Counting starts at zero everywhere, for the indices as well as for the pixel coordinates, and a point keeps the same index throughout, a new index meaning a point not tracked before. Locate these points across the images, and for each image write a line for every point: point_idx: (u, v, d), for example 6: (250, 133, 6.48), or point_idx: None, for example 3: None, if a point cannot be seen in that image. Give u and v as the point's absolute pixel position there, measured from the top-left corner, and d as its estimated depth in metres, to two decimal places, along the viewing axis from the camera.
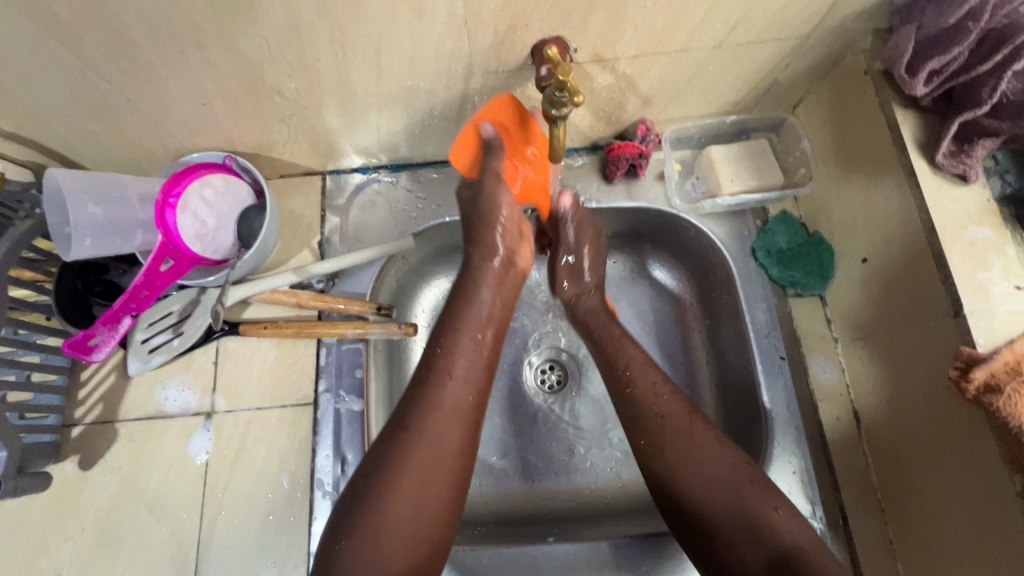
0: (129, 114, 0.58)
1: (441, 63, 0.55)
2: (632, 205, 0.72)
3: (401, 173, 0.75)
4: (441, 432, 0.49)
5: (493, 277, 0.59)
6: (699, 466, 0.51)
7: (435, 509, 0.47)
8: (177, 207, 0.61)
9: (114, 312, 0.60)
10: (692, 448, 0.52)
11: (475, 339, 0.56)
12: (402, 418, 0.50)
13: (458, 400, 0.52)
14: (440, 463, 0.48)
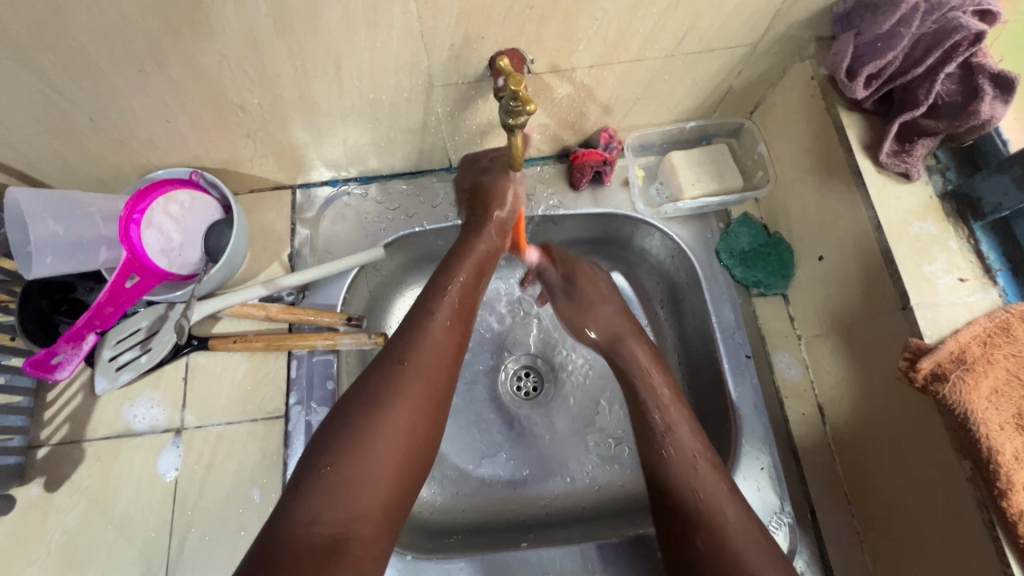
0: (92, 132, 0.58)
1: (402, 75, 0.56)
2: (598, 211, 0.74)
3: (371, 185, 0.76)
4: (428, 367, 0.55)
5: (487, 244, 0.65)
6: (735, 548, 0.51)
7: (421, 435, 0.52)
8: (141, 223, 0.60)
9: (78, 329, 0.59)
10: (721, 518, 0.53)
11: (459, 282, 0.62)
12: (399, 355, 0.54)
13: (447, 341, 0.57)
14: (423, 388, 0.53)
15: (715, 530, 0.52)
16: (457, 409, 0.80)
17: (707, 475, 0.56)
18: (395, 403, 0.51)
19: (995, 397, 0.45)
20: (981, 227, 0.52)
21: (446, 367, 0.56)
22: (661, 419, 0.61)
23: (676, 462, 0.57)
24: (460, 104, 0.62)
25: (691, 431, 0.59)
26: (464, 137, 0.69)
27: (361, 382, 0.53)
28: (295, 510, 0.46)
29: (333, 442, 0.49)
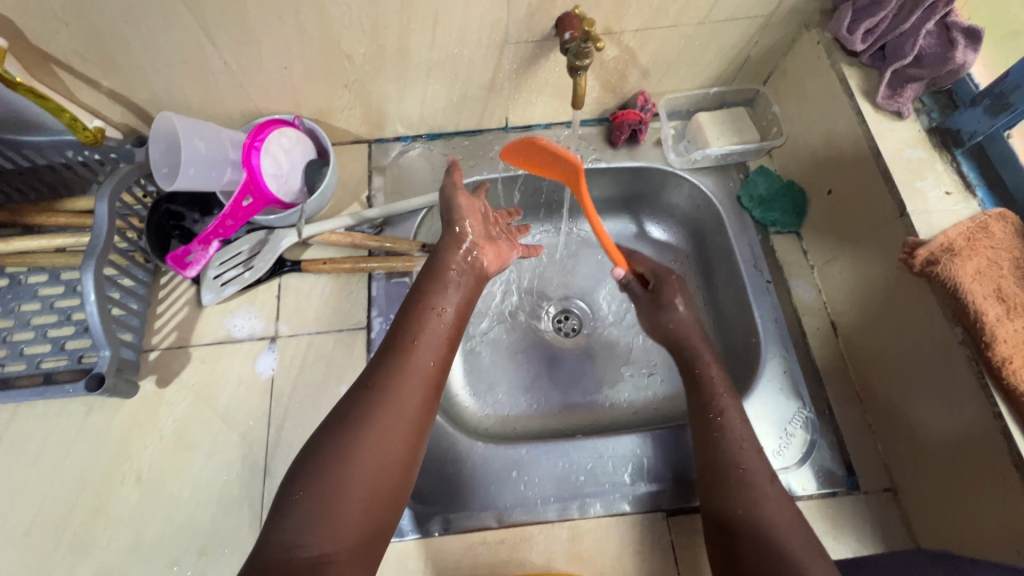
0: (223, 75, 0.70)
1: (483, 32, 0.68)
2: (634, 164, 0.86)
3: (436, 141, 0.88)
4: (405, 392, 0.57)
5: (455, 283, 0.66)
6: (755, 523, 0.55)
7: (397, 456, 0.54)
8: (261, 149, 0.69)
9: (207, 234, 0.70)
10: (751, 494, 0.57)
11: (436, 313, 0.64)
12: (370, 378, 0.58)
13: (424, 364, 0.60)
14: (397, 415, 0.55)
15: (753, 503, 0.57)
16: (506, 344, 0.90)
17: (756, 459, 0.61)
18: (363, 431, 0.53)
19: (979, 275, 0.55)
20: (961, 153, 0.64)
21: (427, 394, 0.58)
22: (717, 412, 0.65)
23: (724, 446, 0.62)
24: (526, 62, 0.74)
25: (743, 420, 0.64)
26: (524, 94, 0.81)
27: (343, 408, 0.56)
28: (278, 531, 0.48)
29: (307, 469, 0.51)
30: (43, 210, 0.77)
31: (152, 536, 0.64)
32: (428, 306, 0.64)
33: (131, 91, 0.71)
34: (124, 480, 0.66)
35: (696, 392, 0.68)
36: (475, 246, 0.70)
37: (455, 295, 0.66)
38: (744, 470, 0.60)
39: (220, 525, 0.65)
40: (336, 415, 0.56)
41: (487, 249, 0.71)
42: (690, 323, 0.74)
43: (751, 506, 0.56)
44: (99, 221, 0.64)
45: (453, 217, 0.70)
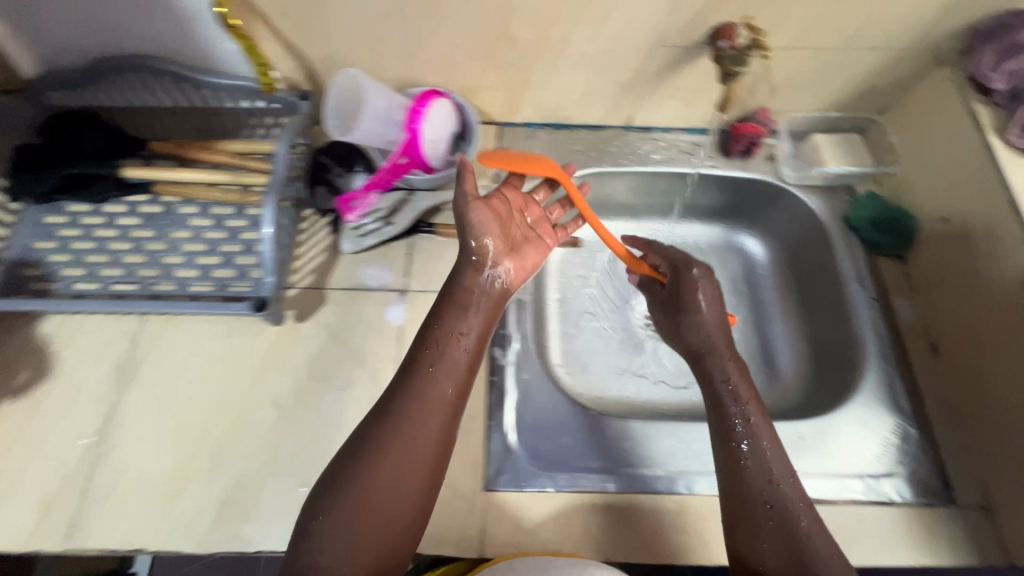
0: (397, 42, 0.76)
1: (642, 32, 0.74)
2: (745, 174, 0.92)
3: (562, 131, 0.93)
4: (420, 422, 0.57)
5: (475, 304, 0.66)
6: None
7: (411, 485, 0.55)
8: (423, 114, 0.75)
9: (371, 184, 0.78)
10: (778, 538, 0.57)
11: (456, 334, 0.64)
12: (386, 405, 0.59)
13: (442, 394, 0.60)
14: (406, 443, 0.56)
15: (789, 545, 0.56)
16: (600, 331, 0.94)
17: (791, 491, 0.60)
18: (371, 466, 0.55)
19: None
20: None
21: (445, 423, 0.59)
22: (744, 433, 0.64)
23: (753, 468, 0.61)
24: (671, 65, 0.79)
25: (773, 446, 0.63)
26: (657, 96, 0.86)
27: (354, 440, 0.58)
28: (304, 550, 0.52)
29: (326, 497, 0.54)
30: (200, 147, 0.83)
31: (284, 456, 0.68)
32: (465, 316, 0.65)
33: (310, 47, 0.77)
34: (262, 402, 0.71)
35: (718, 413, 0.67)
36: (496, 266, 0.67)
37: (477, 317, 0.65)
38: (771, 507, 0.59)
39: None
40: (347, 449, 0.57)
41: (507, 265, 0.68)
42: (709, 329, 0.75)
43: (778, 542, 0.57)
44: (281, 156, 0.71)
45: (472, 237, 0.67)
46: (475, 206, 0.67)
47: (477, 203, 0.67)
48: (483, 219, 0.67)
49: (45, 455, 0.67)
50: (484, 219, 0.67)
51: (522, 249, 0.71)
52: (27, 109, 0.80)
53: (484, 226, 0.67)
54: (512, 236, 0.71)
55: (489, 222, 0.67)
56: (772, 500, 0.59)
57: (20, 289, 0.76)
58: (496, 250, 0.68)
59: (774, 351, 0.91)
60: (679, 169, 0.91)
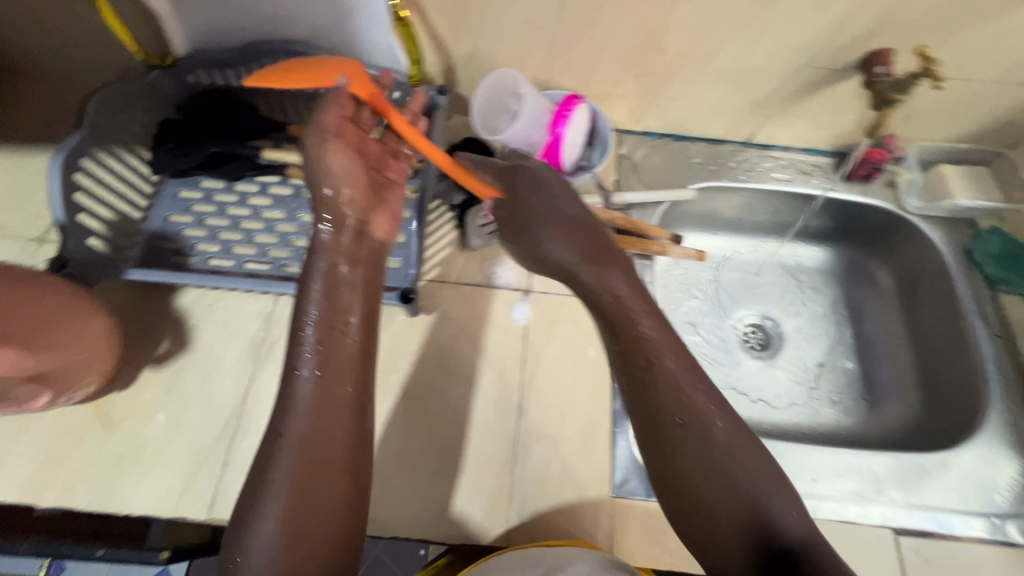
0: (544, 45, 0.76)
1: (795, 52, 0.74)
2: (864, 200, 0.91)
3: (681, 143, 0.94)
4: (331, 430, 0.56)
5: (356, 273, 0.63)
6: (727, 501, 0.54)
7: (332, 513, 0.53)
8: (568, 120, 0.76)
9: None
10: (715, 455, 0.56)
11: (340, 324, 0.60)
12: (274, 425, 0.56)
13: (337, 400, 0.57)
14: (309, 456, 0.54)
15: (759, 471, 0.55)
16: (700, 343, 0.96)
17: (667, 393, 0.58)
18: (282, 482, 0.52)
19: None
20: None
21: (342, 429, 0.57)
22: (643, 360, 0.60)
23: (664, 396, 0.58)
24: (812, 86, 0.79)
25: (678, 362, 0.60)
26: (787, 115, 0.86)
27: (260, 465, 0.54)
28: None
29: (241, 535, 0.51)
30: None
31: (416, 445, 0.70)
32: (312, 301, 0.60)
33: (457, 45, 0.77)
34: (393, 390, 0.73)
35: (611, 330, 0.63)
36: (360, 220, 0.63)
37: (349, 296, 0.62)
38: (683, 423, 0.57)
39: (478, 451, 0.70)
40: (255, 476, 0.54)
41: (375, 219, 0.66)
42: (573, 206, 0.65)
43: (699, 463, 0.56)
44: None
45: (325, 184, 0.61)
46: (318, 148, 0.61)
47: (331, 146, 0.61)
48: (337, 162, 0.61)
49: (186, 425, 0.69)
50: (342, 159, 0.61)
51: (393, 194, 0.68)
52: (170, 86, 0.82)
53: (341, 176, 0.62)
54: (372, 182, 0.65)
55: (342, 164, 0.62)
56: (659, 378, 0.59)
57: (158, 261, 0.78)
58: (360, 195, 0.63)
59: (877, 380, 0.92)
60: (800, 189, 0.91)
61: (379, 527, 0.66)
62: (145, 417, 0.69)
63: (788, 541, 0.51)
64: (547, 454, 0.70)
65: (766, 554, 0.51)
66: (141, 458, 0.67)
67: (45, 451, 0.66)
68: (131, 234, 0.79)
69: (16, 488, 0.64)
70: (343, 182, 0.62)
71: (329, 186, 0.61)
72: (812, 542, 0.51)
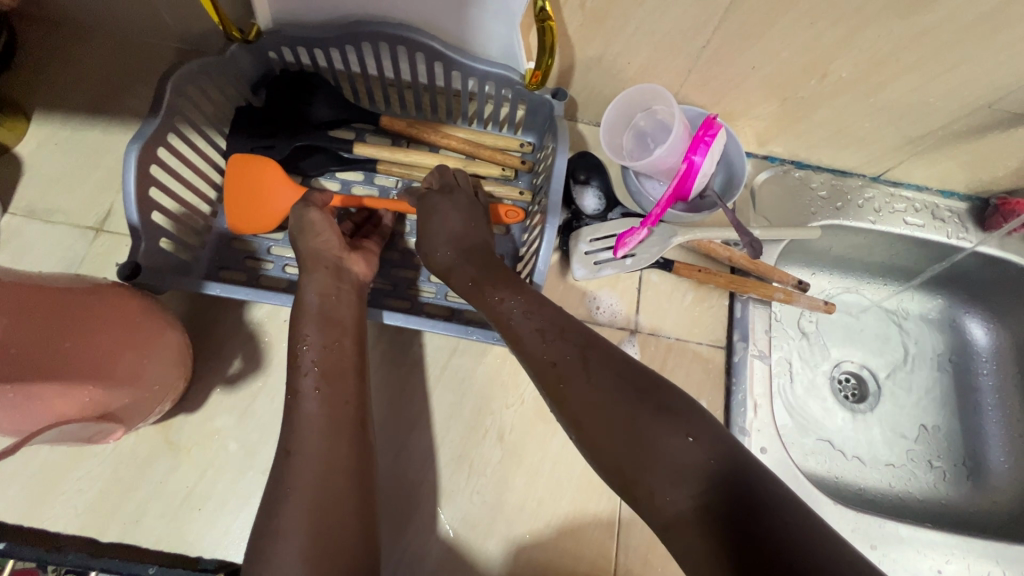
0: (688, 58, 0.66)
1: (978, 92, 0.64)
2: (1001, 255, 0.82)
3: (804, 172, 0.84)
4: (308, 441, 0.50)
5: (322, 283, 0.60)
6: (650, 441, 0.44)
7: (352, 530, 0.47)
8: (708, 147, 0.65)
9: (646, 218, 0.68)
10: (604, 382, 0.48)
11: (337, 341, 0.57)
12: (283, 441, 0.51)
13: (313, 410, 0.52)
14: (313, 467, 0.49)
15: (632, 391, 0.47)
16: (794, 390, 0.88)
17: (538, 342, 0.52)
18: (298, 497, 0.47)
19: None
20: None
21: (331, 429, 0.51)
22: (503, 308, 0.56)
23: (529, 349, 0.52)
24: (981, 128, 0.69)
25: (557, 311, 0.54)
26: (935, 155, 0.76)
27: (271, 488, 0.48)
28: None
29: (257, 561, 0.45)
30: (428, 130, 0.75)
31: (511, 496, 0.65)
32: (301, 319, 0.57)
33: (586, 47, 0.67)
34: (488, 432, 0.67)
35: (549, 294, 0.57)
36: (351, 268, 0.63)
37: (348, 310, 0.59)
38: (558, 364, 0.50)
39: (579, 508, 0.65)
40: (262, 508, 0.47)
41: (354, 260, 0.63)
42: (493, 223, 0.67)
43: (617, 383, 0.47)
44: (558, 172, 0.64)
45: (304, 236, 0.62)
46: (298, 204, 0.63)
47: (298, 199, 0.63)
48: (314, 211, 0.63)
49: (260, 457, 0.62)
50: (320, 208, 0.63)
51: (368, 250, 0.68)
52: (248, 62, 0.71)
53: (322, 225, 0.62)
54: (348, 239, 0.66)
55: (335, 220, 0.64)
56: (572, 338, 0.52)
57: (231, 265, 0.71)
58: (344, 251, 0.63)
59: (980, 447, 0.85)
60: (930, 236, 0.82)
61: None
62: (215, 444, 0.62)
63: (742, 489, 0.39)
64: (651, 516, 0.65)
65: (710, 500, 0.40)
66: (212, 492, 0.60)
67: (109, 476, 0.60)
68: (199, 229, 0.71)
69: (76, 517, 0.58)
70: (320, 229, 0.62)
71: (315, 238, 0.62)
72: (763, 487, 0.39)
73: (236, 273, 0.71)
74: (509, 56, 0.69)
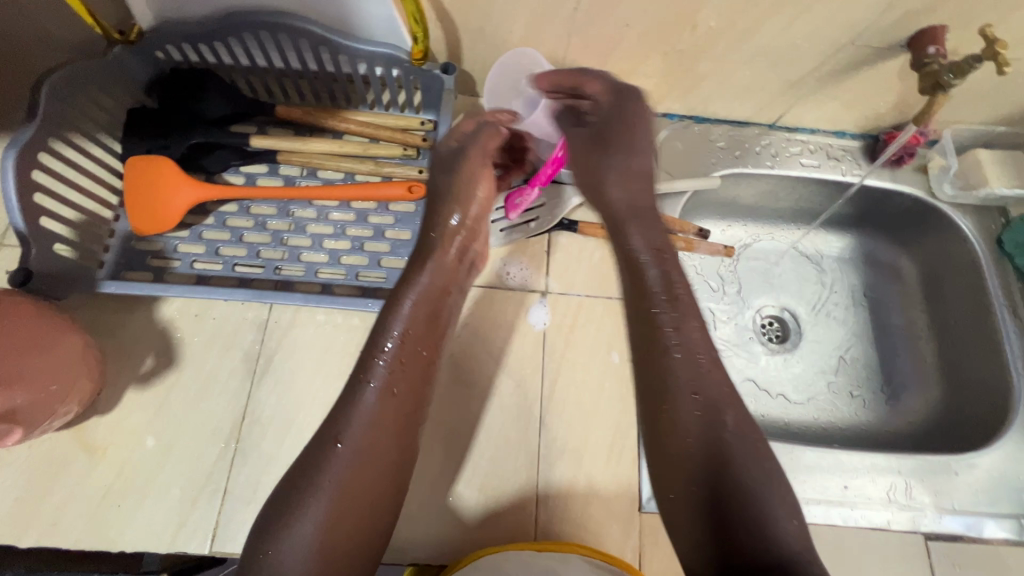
0: (563, 20, 0.68)
1: (838, 29, 0.67)
2: (894, 187, 0.86)
3: (703, 125, 0.87)
4: (355, 437, 0.53)
5: (440, 267, 0.62)
6: (744, 494, 0.51)
7: (371, 511, 0.52)
8: (589, 106, 0.69)
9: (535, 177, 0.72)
10: (725, 438, 0.53)
11: (418, 350, 0.58)
12: (333, 433, 0.53)
13: (371, 408, 0.54)
14: (365, 468, 0.52)
15: (746, 458, 0.53)
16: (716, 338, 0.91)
17: (685, 367, 0.56)
18: (321, 494, 0.50)
19: None
20: None
21: (394, 432, 0.55)
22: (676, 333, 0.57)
23: (679, 366, 0.56)
24: (851, 65, 0.73)
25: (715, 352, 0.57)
26: (819, 96, 0.80)
27: (304, 463, 0.53)
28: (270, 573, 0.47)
29: (270, 526, 0.50)
30: (325, 116, 0.76)
31: (434, 464, 0.66)
32: (397, 309, 0.59)
33: (465, 19, 0.69)
34: None
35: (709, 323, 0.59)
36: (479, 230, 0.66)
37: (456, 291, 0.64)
38: (699, 398, 0.55)
39: (503, 469, 0.67)
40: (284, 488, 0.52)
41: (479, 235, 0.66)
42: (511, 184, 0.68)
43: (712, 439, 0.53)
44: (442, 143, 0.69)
45: (466, 189, 0.65)
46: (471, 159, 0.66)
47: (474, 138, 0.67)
48: (485, 176, 0.66)
49: (179, 450, 0.63)
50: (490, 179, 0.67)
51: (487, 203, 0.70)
52: (135, 63, 0.71)
53: (483, 181, 0.66)
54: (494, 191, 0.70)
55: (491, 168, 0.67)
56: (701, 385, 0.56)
57: (137, 266, 0.71)
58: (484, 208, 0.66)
59: (897, 372, 0.89)
60: (827, 176, 0.86)
61: (398, 551, 0.63)
62: (133, 442, 0.63)
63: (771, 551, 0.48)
64: (571, 466, 0.67)
65: (762, 559, 0.48)
66: (132, 488, 0.61)
67: (26, 483, 0.60)
68: (102, 234, 0.71)
69: None
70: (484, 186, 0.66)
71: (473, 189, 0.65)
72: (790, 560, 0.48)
73: (142, 274, 0.71)
74: (393, 32, 0.71)
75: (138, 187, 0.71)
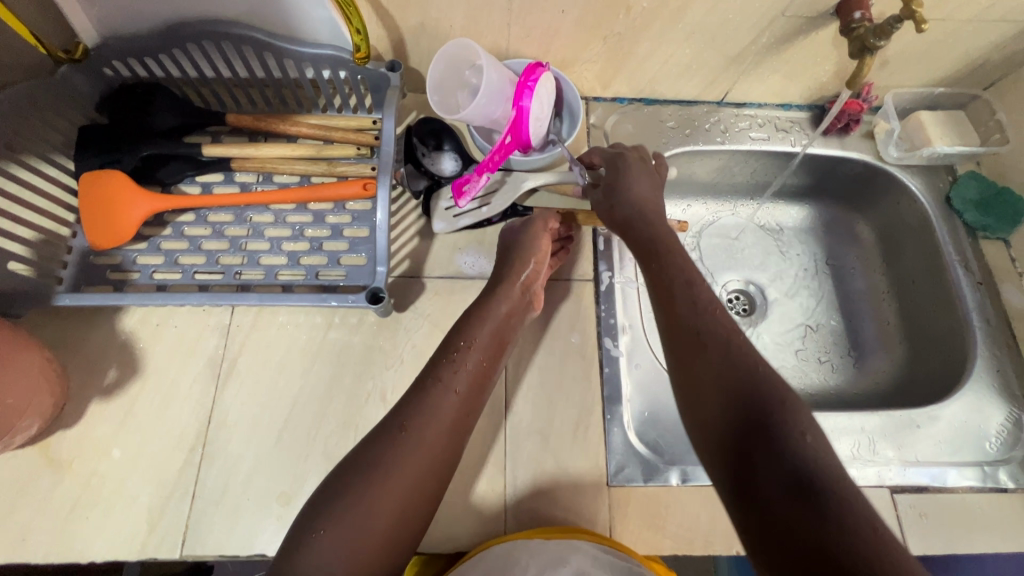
0: (499, 12, 0.70)
1: (766, 3, 0.69)
2: (843, 153, 0.88)
3: (652, 107, 0.89)
4: (432, 437, 0.54)
5: (511, 298, 0.66)
6: (760, 415, 0.45)
7: (418, 508, 0.52)
8: (533, 91, 0.68)
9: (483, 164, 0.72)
10: (721, 365, 0.49)
11: (484, 360, 0.61)
12: (402, 421, 0.54)
13: (450, 409, 0.56)
14: (423, 459, 0.53)
15: (750, 380, 0.47)
16: None
17: (682, 305, 0.55)
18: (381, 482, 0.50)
19: None
20: None
21: (454, 433, 0.56)
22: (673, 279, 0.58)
23: (683, 307, 0.55)
24: (786, 37, 0.75)
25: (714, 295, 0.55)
26: (761, 70, 0.81)
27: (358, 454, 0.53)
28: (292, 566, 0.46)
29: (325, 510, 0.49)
30: (275, 121, 0.77)
31: None
32: (479, 322, 0.63)
33: (404, 17, 0.70)
34: (370, 396, 0.68)
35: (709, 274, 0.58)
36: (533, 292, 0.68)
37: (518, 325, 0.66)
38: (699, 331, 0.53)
39: (472, 455, 0.67)
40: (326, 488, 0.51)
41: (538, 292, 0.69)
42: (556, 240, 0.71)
43: (725, 373, 0.48)
44: (388, 133, 0.70)
45: (522, 255, 0.68)
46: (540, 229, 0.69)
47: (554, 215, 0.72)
48: (541, 241, 0.69)
49: (146, 457, 0.63)
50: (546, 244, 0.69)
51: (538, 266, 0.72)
52: (83, 81, 0.72)
53: (537, 248, 0.69)
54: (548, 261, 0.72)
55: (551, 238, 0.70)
56: (704, 329, 0.52)
57: (97, 279, 0.72)
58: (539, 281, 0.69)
59: (862, 336, 0.90)
60: (777, 147, 0.87)
61: None
62: (99, 454, 0.63)
63: (804, 470, 0.41)
64: (540, 446, 0.68)
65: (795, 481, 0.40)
66: (100, 499, 0.61)
67: None
68: (59, 252, 0.72)
69: None
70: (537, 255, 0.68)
71: (529, 256, 0.68)
72: (838, 478, 0.40)
73: (102, 288, 0.71)
74: (336, 34, 0.72)
75: (92, 201, 0.71)
